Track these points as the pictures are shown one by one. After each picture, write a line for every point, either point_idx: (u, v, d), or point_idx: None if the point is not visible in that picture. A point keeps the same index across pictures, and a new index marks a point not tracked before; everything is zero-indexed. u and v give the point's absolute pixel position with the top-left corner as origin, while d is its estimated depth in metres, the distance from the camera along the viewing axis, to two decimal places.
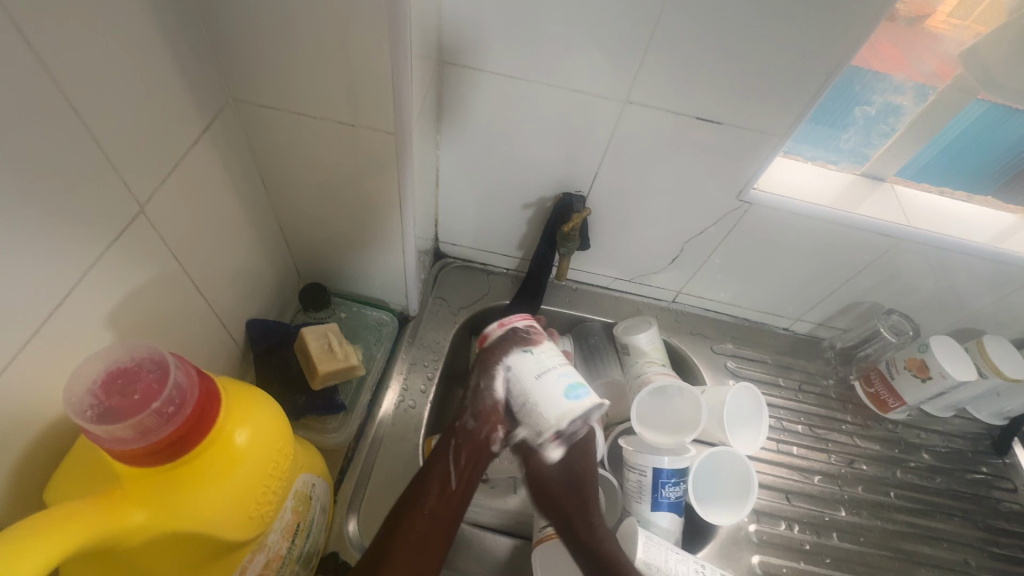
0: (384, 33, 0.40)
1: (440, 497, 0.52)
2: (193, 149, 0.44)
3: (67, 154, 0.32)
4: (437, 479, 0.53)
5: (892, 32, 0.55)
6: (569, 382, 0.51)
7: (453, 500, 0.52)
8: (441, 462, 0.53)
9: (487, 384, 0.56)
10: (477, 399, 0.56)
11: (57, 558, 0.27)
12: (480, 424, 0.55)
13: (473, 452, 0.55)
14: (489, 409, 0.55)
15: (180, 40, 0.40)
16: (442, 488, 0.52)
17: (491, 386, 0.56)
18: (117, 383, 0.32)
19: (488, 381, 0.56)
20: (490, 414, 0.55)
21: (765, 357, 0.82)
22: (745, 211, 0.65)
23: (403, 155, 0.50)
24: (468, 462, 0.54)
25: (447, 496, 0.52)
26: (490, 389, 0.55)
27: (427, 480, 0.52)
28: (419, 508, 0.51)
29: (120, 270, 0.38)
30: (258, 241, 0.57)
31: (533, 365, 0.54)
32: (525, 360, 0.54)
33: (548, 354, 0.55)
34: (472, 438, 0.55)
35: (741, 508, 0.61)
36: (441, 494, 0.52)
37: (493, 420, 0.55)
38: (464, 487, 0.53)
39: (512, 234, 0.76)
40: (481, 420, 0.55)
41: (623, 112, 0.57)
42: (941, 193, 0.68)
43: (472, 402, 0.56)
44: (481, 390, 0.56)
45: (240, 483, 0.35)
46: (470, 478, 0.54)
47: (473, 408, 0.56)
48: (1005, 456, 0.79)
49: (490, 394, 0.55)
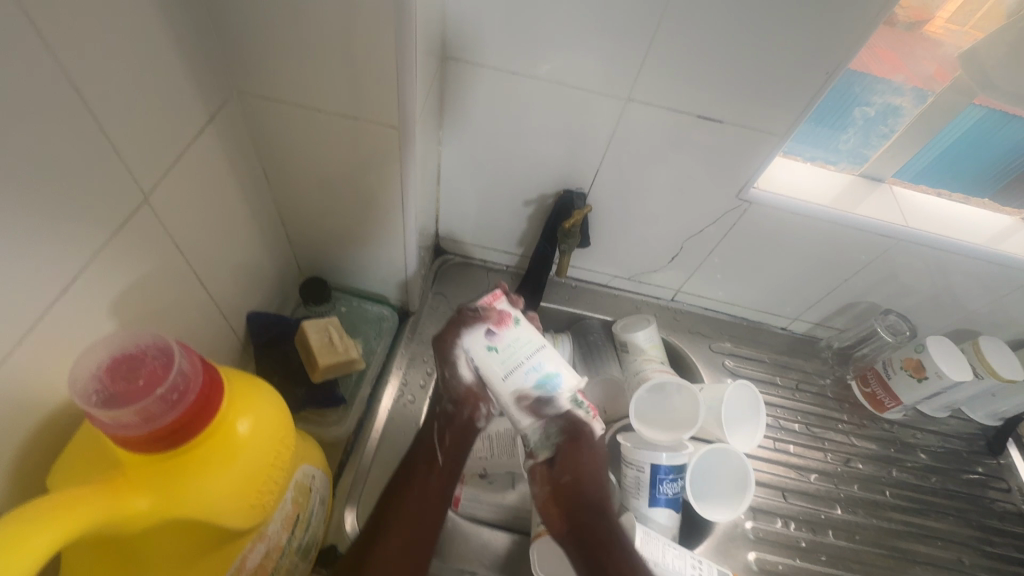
0: (390, 28, 0.40)
1: (431, 472, 0.55)
2: (197, 140, 0.44)
3: (72, 143, 0.32)
4: (425, 458, 0.56)
5: (890, 36, 0.56)
6: (540, 376, 0.52)
7: (441, 476, 0.55)
8: (428, 441, 0.57)
9: (452, 372, 0.57)
10: (448, 386, 0.57)
11: (61, 540, 0.27)
12: (460, 407, 0.57)
13: (457, 431, 0.58)
14: (464, 393, 0.56)
15: (185, 32, 0.40)
16: (430, 465, 0.55)
17: (456, 372, 0.56)
18: (121, 369, 0.32)
19: (452, 369, 0.56)
20: (467, 396, 0.57)
21: (763, 356, 0.82)
22: (745, 210, 0.66)
23: (406, 149, 0.50)
24: (452, 443, 0.57)
25: (436, 470, 0.55)
26: (456, 375, 0.56)
27: (415, 461, 0.56)
28: (409, 486, 0.53)
29: (123, 259, 0.38)
30: (259, 233, 0.57)
31: (498, 362, 0.53)
32: (489, 354, 0.53)
33: (514, 345, 0.53)
34: (454, 420, 0.58)
35: (738, 505, 0.62)
36: (430, 468, 0.55)
37: (473, 401, 0.57)
38: (451, 464, 0.57)
39: (512, 231, 0.76)
40: (459, 403, 0.57)
41: (625, 109, 0.58)
42: (940, 196, 0.68)
43: (445, 388, 0.58)
44: (449, 378, 0.57)
45: (242, 470, 0.35)
46: (457, 456, 0.57)
47: (449, 393, 0.57)
48: (1000, 456, 0.79)
49: (459, 379, 0.56)
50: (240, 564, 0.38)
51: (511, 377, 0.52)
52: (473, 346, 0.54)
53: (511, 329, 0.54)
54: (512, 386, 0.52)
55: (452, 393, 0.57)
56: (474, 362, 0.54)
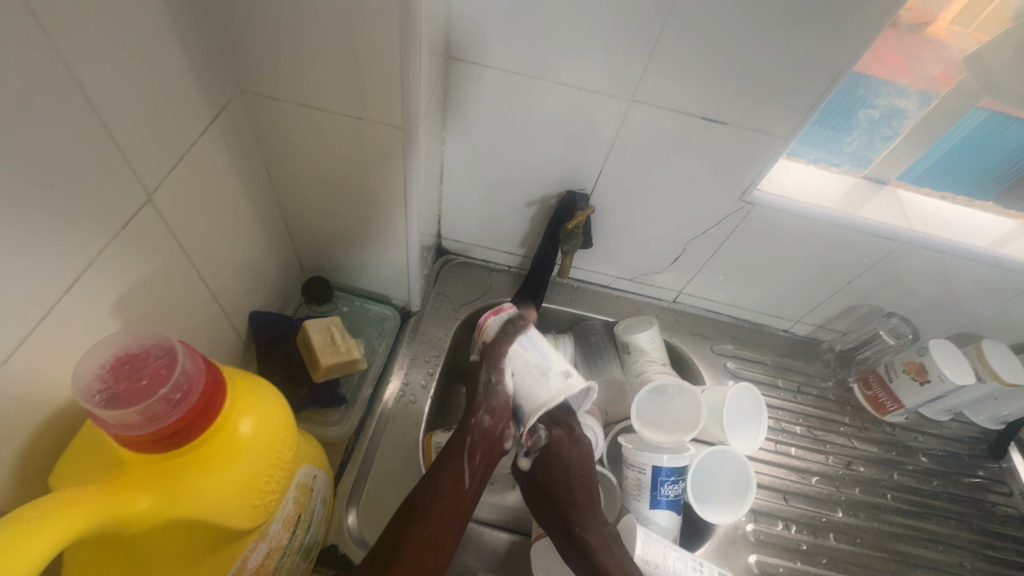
0: (394, 28, 0.40)
1: (455, 495, 0.50)
2: (201, 139, 0.44)
3: (76, 140, 0.32)
4: (451, 478, 0.51)
5: (892, 39, 0.55)
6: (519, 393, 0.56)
7: (464, 501, 0.50)
8: (455, 459, 0.52)
9: (499, 380, 0.56)
10: (490, 394, 0.55)
11: (65, 539, 0.27)
12: (496, 421, 0.54)
13: (487, 450, 0.53)
14: (503, 405, 0.55)
15: (190, 31, 0.40)
16: (456, 486, 0.50)
17: (501, 381, 0.56)
18: (125, 369, 0.32)
19: (500, 378, 0.55)
20: (506, 410, 0.55)
21: (764, 358, 0.82)
22: (748, 212, 0.65)
23: (410, 150, 0.50)
24: (483, 461, 0.52)
25: (460, 494, 0.50)
26: (502, 385, 0.55)
27: (440, 481, 0.50)
28: (429, 511, 0.48)
29: (125, 258, 0.38)
30: (262, 233, 0.57)
31: (530, 359, 0.56)
32: (521, 353, 0.57)
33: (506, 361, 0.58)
34: (486, 436, 0.53)
35: (739, 508, 0.61)
36: (455, 491, 0.50)
37: (507, 418, 0.55)
38: (475, 487, 0.52)
39: (515, 232, 0.76)
40: (496, 416, 0.54)
41: (628, 110, 0.58)
42: (943, 199, 0.68)
43: (486, 397, 0.55)
44: (493, 386, 0.55)
45: (244, 471, 0.35)
46: (483, 474, 0.53)
47: (488, 403, 0.55)
48: (1001, 460, 0.79)
49: (503, 389, 0.55)
50: (241, 565, 0.38)
51: (539, 378, 0.54)
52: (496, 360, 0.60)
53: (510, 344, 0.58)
54: (535, 389, 0.54)
55: (490, 401, 0.55)
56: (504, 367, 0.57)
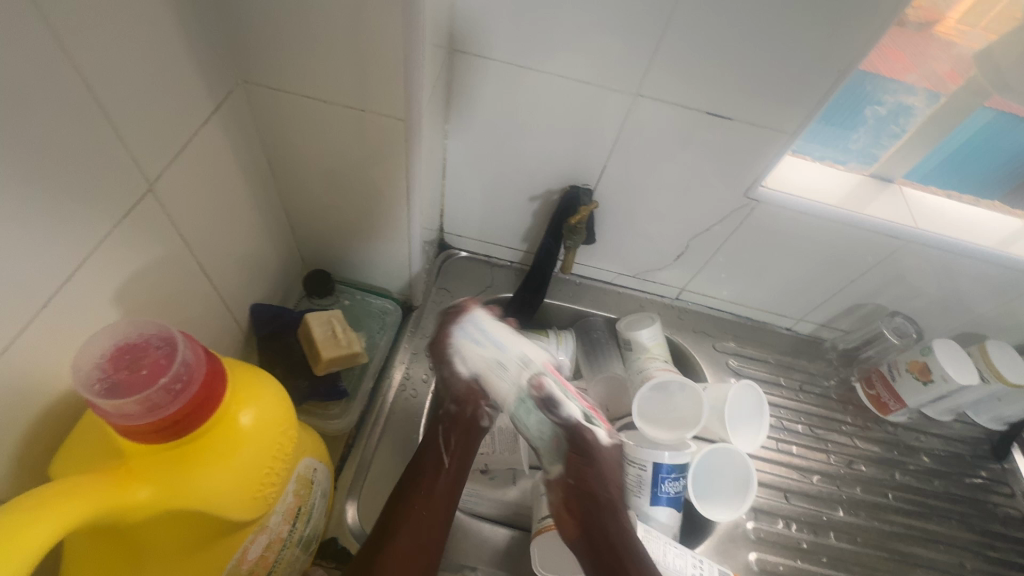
0: (398, 18, 0.40)
1: (437, 473, 0.54)
2: (203, 129, 0.43)
3: (78, 127, 0.32)
4: (431, 460, 0.55)
5: (900, 36, 0.55)
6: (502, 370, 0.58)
7: (449, 478, 0.55)
8: (434, 444, 0.57)
9: (450, 371, 0.60)
10: (448, 386, 0.60)
11: (65, 527, 0.27)
12: (462, 406, 0.59)
13: (463, 433, 0.58)
14: (465, 390, 0.59)
15: (192, 19, 0.40)
16: (437, 466, 0.55)
17: (454, 372, 0.60)
18: (124, 359, 0.32)
19: (449, 368, 0.60)
20: (468, 394, 0.59)
21: (766, 356, 0.82)
22: (753, 209, 0.65)
23: (412, 142, 0.49)
24: (459, 444, 0.57)
25: (443, 472, 0.55)
26: (454, 373, 0.60)
27: (422, 465, 0.55)
28: (417, 490, 0.53)
29: (126, 247, 0.38)
30: (264, 225, 0.57)
31: (491, 354, 0.59)
32: (479, 350, 0.59)
33: (474, 345, 0.59)
34: (457, 420, 0.59)
35: (739, 505, 0.62)
36: (437, 471, 0.54)
37: (475, 399, 0.59)
38: (458, 466, 0.56)
39: (518, 227, 0.76)
40: (460, 402, 0.59)
41: (633, 104, 0.57)
42: (950, 197, 0.67)
43: (446, 389, 0.60)
44: (449, 379, 0.60)
45: (244, 462, 0.35)
46: (465, 455, 0.57)
47: (450, 394, 0.60)
48: (1004, 461, 0.78)
49: (458, 378, 0.59)
50: (241, 557, 0.38)
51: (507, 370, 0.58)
52: (465, 327, 0.61)
53: (462, 329, 0.61)
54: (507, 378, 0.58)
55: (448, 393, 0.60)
56: (468, 361, 0.59)
